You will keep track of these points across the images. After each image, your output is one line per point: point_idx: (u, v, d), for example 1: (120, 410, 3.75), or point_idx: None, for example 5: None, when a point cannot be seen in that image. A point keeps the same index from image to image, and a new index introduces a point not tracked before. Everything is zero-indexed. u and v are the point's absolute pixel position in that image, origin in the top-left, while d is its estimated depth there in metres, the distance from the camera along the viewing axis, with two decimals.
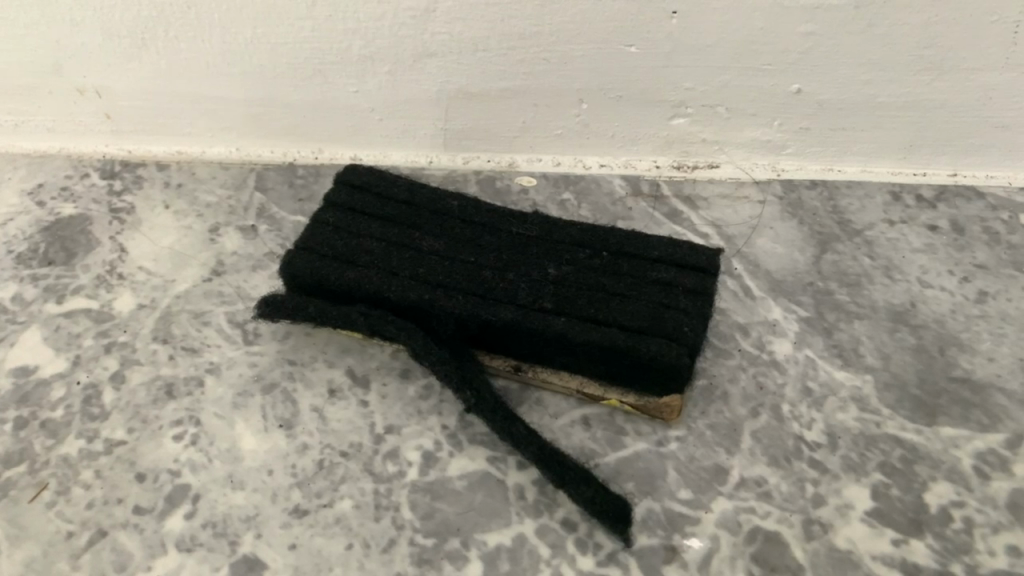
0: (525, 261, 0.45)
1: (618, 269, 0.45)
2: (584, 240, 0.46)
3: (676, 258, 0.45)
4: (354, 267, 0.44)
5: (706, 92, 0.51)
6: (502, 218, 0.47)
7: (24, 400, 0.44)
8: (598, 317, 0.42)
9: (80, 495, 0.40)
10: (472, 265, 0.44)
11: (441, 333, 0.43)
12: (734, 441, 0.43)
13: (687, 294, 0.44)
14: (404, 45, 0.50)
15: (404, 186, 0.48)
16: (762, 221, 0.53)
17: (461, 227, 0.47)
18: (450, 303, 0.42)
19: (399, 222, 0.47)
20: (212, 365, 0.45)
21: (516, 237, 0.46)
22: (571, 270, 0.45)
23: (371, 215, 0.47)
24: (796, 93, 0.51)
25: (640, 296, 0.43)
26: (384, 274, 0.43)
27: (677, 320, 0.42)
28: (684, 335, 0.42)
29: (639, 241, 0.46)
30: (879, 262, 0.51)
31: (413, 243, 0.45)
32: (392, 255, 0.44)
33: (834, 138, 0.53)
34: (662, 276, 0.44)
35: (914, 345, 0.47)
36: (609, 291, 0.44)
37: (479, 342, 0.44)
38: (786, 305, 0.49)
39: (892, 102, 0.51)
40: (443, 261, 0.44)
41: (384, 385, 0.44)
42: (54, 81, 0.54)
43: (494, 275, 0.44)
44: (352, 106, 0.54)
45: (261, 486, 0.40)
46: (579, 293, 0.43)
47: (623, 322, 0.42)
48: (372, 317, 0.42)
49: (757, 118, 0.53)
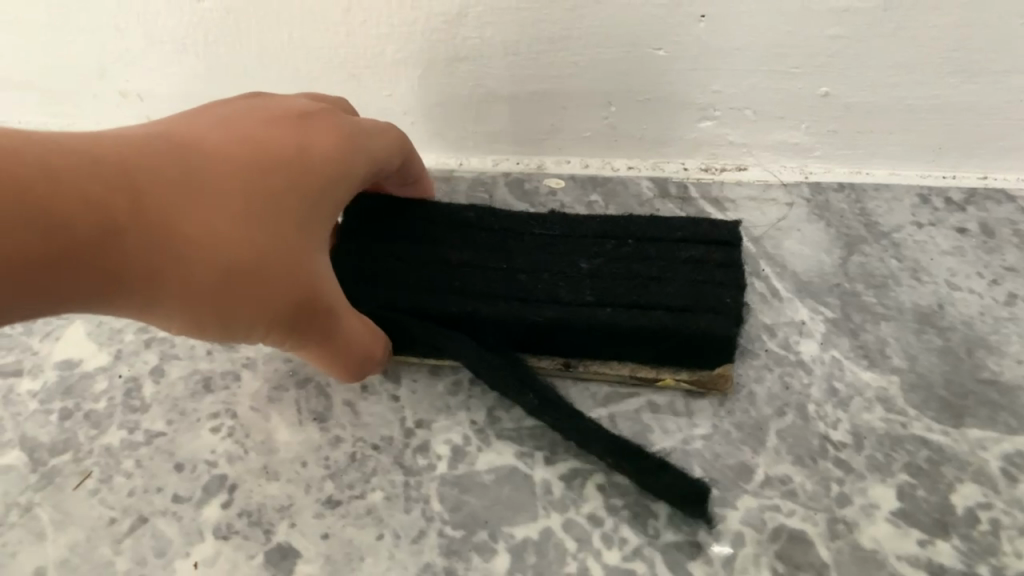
0: (555, 260, 0.46)
1: (647, 254, 0.46)
2: (608, 231, 0.47)
3: (699, 236, 0.46)
4: (386, 290, 0.44)
5: (733, 95, 0.52)
6: (523, 223, 0.48)
7: (69, 391, 0.45)
8: (642, 302, 0.43)
9: (121, 483, 0.41)
10: (506, 271, 0.45)
11: (489, 339, 0.44)
12: (759, 440, 0.43)
13: (720, 269, 0.45)
14: (438, 50, 0.51)
15: (421, 207, 0.48)
16: (790, 223, 0.53)
17: (484, 237, 0.47)
18: (492, 311, 0.43)
19: (421, 240, 0.47)
20: (248, 360, 0.46)
21: (541, 239, 0.47)
22: (603, 262, 0.45)
23: (391, 237, 0.47)
24: (824, 95, 0.51)
25: (676, 276, 0.44)
26: (422, 291, 0.44)
27: (718, 294, 0.43)
28: (728, 306, 0.43)
29: (660, 224, 0.47)
30: (907, 264, 0.51)
31: (441, 258, 0.46)
32: (424, 272, 0.45)
33: (861, 141, 0.54)
34: (690, 255, 0.45)
35: (941, 347, 0.47)
36: (644, 275, 0.45)
37: (527, 344, 0.44)
38: (813, 306, 0.49)
39: (919, 105, 0.51)
40: (476, 273, 0.45)
41: (415, 381, 0.45)
42: (99, 85, 0.56)
43: (531, 279, 0.45)
44: (385, 110, 0.55)
45: (295, 477, 0.41)
46: (617, 282, 0.44)
47: (667, 303, 0.43)
48: (423, 332, 0.43)
49: (784, 121, 0.53)
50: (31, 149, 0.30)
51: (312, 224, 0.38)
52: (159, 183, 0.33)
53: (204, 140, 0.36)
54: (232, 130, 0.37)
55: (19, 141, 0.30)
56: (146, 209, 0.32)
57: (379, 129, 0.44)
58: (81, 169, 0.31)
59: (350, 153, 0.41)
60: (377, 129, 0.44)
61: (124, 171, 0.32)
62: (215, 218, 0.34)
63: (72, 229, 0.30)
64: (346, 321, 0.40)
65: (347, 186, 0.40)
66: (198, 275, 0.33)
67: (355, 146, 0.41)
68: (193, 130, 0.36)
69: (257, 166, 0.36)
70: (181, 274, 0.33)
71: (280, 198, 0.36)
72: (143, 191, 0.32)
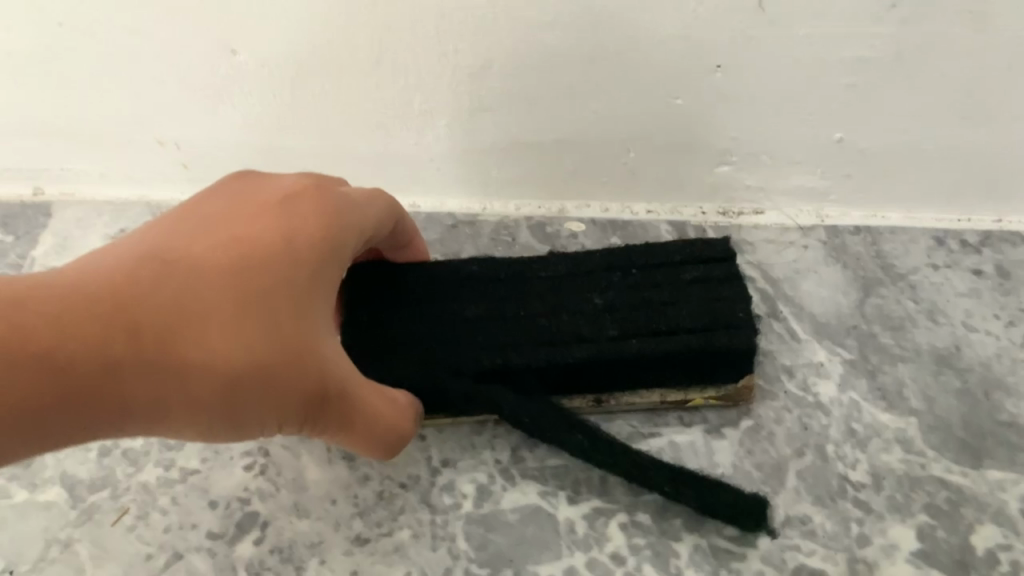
0: (568, 298, 0.46)
1: (655, 280, 0.47)
2: (610, 263, 0.48)
3: (699, 256, 0.47)
4: (411, 353, 0.44)
5: (751, 140, 0.53)
6: (525, 267, 0.48)
7: None
8: (664, 328, 0.44)
9: (158, 519, 0.43)
10: (525, 320, 0.45)
11: (526, 388, 0.44)
12: (779, 480, 0.44)
13: (726, 283, 0.46)
14: (463, 100, 0.53)
15: (417, 272, 0.48)
16: (807, 265, 0.55)
17: (491, 287, 0.47)
18: (526, 362, 0.43)
19: (431, 301, 0.47)
20: None
21: (547, 282, 0.47)
22: (615, 294, 0.46)
23: (395, 300, 0.46)
24: (839, 141, 0.52)
25: (688, 297, 0.46)
26: (448, 350, 0.44)
27: (731, 308, 0.45)
28: (744, 318, 0.44)
29: (659, 248, 0.48)
30: (923, 305, 0.52)
31: (456, 316, 0.46)
32: (445, 333, 0.45)
33: (876, 186, 0.55)
34: (696, 275, 0.47)
35: (959, 388, 0.48)
36: (657, 301, 0.46)
37: (560, 388, 0.45)
38: (830, 348, 0.50)
39: (935, 150, 0.52)
40: (494, 327, 0.45)
41: (441, 420, 0.46)
42: (138, 133, 0.58)
43: (551, 323, 0.45)
44: (412, 157, 0.57)
45: (325, 514, 0.43)
46: (633, 311, 0.45)
47: (686, 326, 0.44)
48: (463, 388, 0.43)
49: (801, 165, 0.54)
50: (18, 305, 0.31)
51: (313, 306, 0.38)
52: (150, 307, 0.33)
53: (194, 245, 0.36)
54: (223, 226, 0.37)
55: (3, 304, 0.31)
56: (138, 336, 0.33)
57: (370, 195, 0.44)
58: (70, 314, 0.32)
59: (344, 226, 0.40)
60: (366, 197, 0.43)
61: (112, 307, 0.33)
62: (211, 329, 0.34)
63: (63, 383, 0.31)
64: (368, 401, 0.39)
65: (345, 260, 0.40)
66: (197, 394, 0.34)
67: (349, 219, 0.41)
68: (184, 235, 0.36)
69: (250, 262, 0.36)
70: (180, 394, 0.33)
71: (277, 290, 0.36)
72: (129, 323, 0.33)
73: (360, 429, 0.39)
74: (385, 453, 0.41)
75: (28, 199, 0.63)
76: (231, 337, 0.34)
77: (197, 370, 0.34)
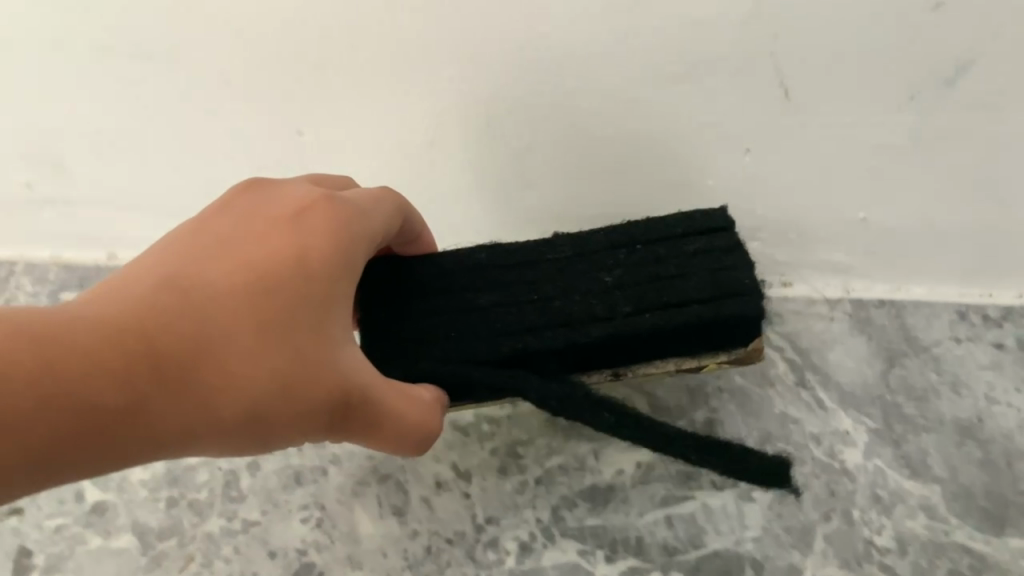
0: (578, 279, 0.48)
1: (659, 255, 0.49)
2: (615, 241, 0.50)
3: (699, 228, 0.50)
4: (437, 340, 0.47)
5: (779, 219, 0.56)
6: (534, 251, 0.49)
7: (173, 481, 0.50)
8: (673, 301, 0.47)
9: (222, 568, 0.47)
10: (539, 303, 0.48)
11: (549, 367, 0.47)
12: (806, 543, 0.47)
13: (728, 253, 0.49)
14: (508, 181, 0.57)
15: (426, 264, 0.49)
16: (833, 337, 0.57)
17: (502, 271, 0.49)
18: (546, 343, 0.46)
19: (447, 290, 0.49)
20: (334, 455, 0.50)
21: (554, 264, 0.49)
22: (623, 271, 0.48)
23: (412, 296, 0.48)
24: (863, 219, 0.56)
25: (694, 270, 0.48)
26: (471, 338, 0.47)
27: (736, 277, 0.47)
28: (748, 286, 0.47)
29: (660, 225, 0.50)
30: (946, 377, 0.54)
31: (473, 303, 0.48)
32: (466, 321, 0.47)
33: (900, 262, 0.57)
34: (698, 247, 0.49)
35: (981, 458, 0.50)
36: (663, 275, 0.48)
37: (580, 365, 0.48)
38: (855, 417, 0.52)
39: (956, 229, 0.55)
40: (510, 311, 0.47)
41: (484, 479, 0.49)
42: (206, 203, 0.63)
43: (565, 304, 0.47)
44: (458, 230, 0.61)
45: (378, 566, 0.46)
46: (643, 287, 0.48)
47: (696, 297, 0.47)
48: (490, 377, 0.45)
49: (827, 242, 0.57)
50: (51, 338, 0.33)
51: (330, 313, 0.40)
52: (175, 333, 0.36)
53: (210, 272, 0.39)
54: (236, 250, 0.40)
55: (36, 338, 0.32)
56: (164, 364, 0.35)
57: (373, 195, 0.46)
58: (98, 344, 0.34)
59: (356, 233, 0.43)
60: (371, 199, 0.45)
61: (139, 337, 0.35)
62: (234, 350, 0.37)
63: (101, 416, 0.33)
64: (391, 400, 0.42)
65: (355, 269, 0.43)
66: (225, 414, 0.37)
67: (361, 227, 0.43)
68: (200, 265, 0.39)
69: (266, 283, 0.39)
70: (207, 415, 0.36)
71: (292, 303, 0.39)
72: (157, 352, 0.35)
73: (386, 429, 0.42)
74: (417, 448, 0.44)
75: (103, 263, 0.68)
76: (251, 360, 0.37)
77: (223, 392, 0.37)
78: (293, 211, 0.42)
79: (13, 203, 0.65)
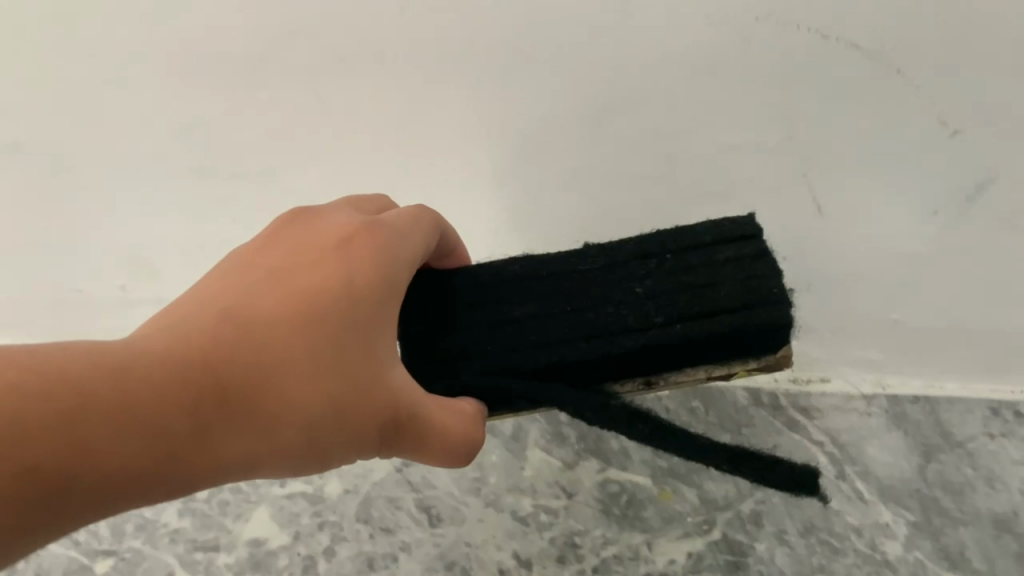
0: (611, 288, 0.48)
1: (689, 263, 0.48)
2: (645, 250, 0.49)
3: (727, 236, 0.49)
4: (471, 353, 0.47)
5: (815, 320, 0.62)
6: (564, 262, 0.50)
7: (256, 566, 0.59)
8: (704, 309, 0.46)
9: None
10: (571, 313, 0.47)
11: (584, 379, 0.47)
12: None
13: (757, 260, 0.48)
14: None
15: (460, 275, 0.50)
16: (870, 431, 0.62)
17: (534, 283, 0.49)
18: (579, 355, 0.46)
19: (480, 304, 0.49)
20: (403, 543, 0.59)
21: (585, 274, 0.49)
22: (655, 281, 0.48)
23: (447, 306, 0.49)
24: (894, 320, 0.61)
25: (724, 278, 0.47)
26: (505, 349, 0.47)
27: (766, 285, 0.46)
28: (778, 294, 0.46)
29: (689, 234, 0.50)
30: (981, 472, 0.59)
31: (505, 315, 0.48)
32: (499, 334, 0.47)
33: (931, 360, 0.62)
34: (728, 255, 0.48)
35: (1017, 551, 0.56)
36: (693, 284, 0.47)
37: (613, 375, 0.47)
38: (895, 510, 0.58)
39: (978, 332, 0.60)
40: (543, 323, 0.47)
41: (545, 567, 0.57)
42: None
43: (597, 314, 0.47)
44: None
45: None
46: (674, 296, 0.47)
47: (726, 307, 0.46)
48: (525, 387, 0.45)
49: (862, 341, 0.62)
50: (115, 371, 0.33)
51: (379, 332, 0.41)
52: (234, 360, 0.36)
53: (263, 299, 0.39)
54: (284, 278, 0.40)
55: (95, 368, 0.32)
56: (224, 394, 0.35)
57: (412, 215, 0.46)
58: (162, 375, 0.34)
59: (398, 255, 0.43)
60: (408, 217, 0.46)
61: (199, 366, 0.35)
62: (292, 374, 0.37)
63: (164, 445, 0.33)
64: (440, 418, 0.42)
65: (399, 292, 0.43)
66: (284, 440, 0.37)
67: (403, 249, 0.44)
68: (253, 290, 0.39)
69: (317, 308, 0.39)
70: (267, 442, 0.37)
71: (344, 324, 0.39)
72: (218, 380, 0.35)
73: (435, 445, 0.42)
74: (466, 461, 0.44)
75: None
76: (307, 386, 0.37)
77: (283, 420, 0.37)
78: (338, 237, 0.43)
79: (109, 305, 0.74)
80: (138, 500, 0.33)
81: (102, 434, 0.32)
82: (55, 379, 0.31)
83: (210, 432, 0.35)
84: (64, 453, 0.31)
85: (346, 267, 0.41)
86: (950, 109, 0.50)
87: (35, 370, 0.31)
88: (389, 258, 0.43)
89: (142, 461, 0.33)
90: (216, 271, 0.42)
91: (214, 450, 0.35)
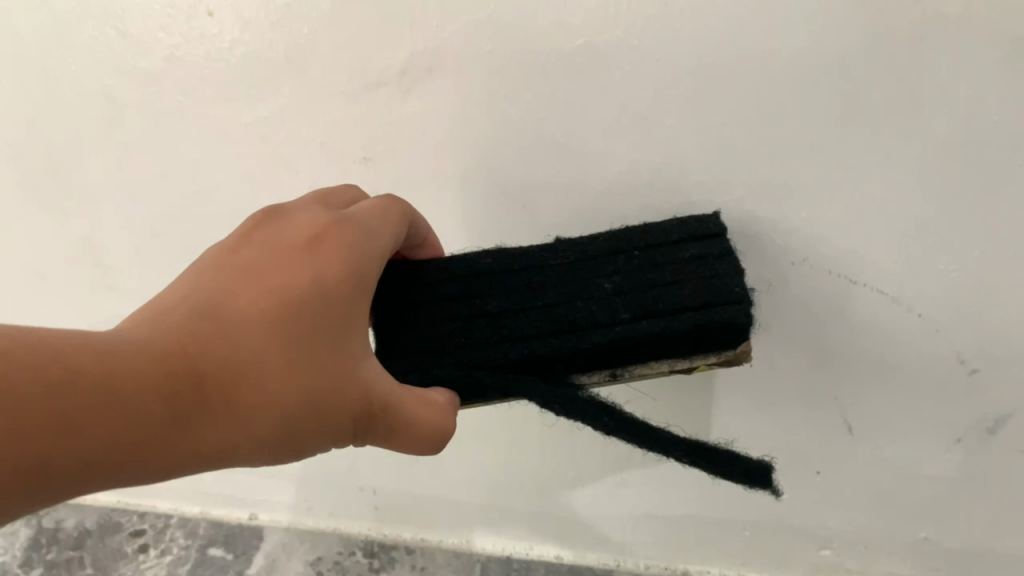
0: (580, 285, 0.54)
1: (656, 261, 0.54)
2: (615, 247, 0.54)
3: (695, 234, 0.53)
4: (457, 346, 0.53)
5: (847, 534, 0.69)
6: (538, 257, 0.55)
7: None
8: (668, 308, 0.51)
9: None
10: (544, 307, 0.53)
11: (555, 372, 0.52)
12: None
13: (721, 259, 0.53)
14: (603, 490, 0.72)
15: (438, 267, 0.56)
16: None
17: (510, 278, 0.55)
18: (549, 348, 0.51)
19: (462, 298, 0.55)
20: None
21: (558, 270, 0.55)
22: (623, 279, 0.53)
23: (430, 300, 0.55)
24: (924, 537, 0.67)
25: (687, 278, 0.52)
26: (484, 342, 0.53)
27: (728, 285, 0.51)
28: (738, 293, 0.51)
29: (658, 229, 0.54)
30: None
31: (484, 309, 0.54)
32: (479, 328, 0.53)
33: None
34: (693, 252, 0.53)
35: None
36: (660, 282, 0.53)
37: (579, 367, 0.53)
38: None
39: (991, 543, 0.65)
40: (518, 315, 0.53)
41: None
42: (348, 481, 0.80)
43: (566, 309, 0.53)
44: (565, 519, 0.76)
45: None
46: (640, 294, 0.52)
47: (690, 304, 0.51)
48: (497, 378, 0.51)
49: (892, 555, 0.69)
50: (109, 358, 0.38)
51: (346, 324, 0.46)
52: (207, 353, 0.41)
53: (237, 300, 0.44)
54: (256, 278, 0.46)
55: (81, 358, 0.37)
56: (204, 385, 0.41)
57: (374, 206, 0.51)
58: (145, 365, 0.39)
59: (365, 253, 0.49)
60: (372, 211, 0.51)
61: (177, 359, 0.40)
62: (261, 364, 0.42)
63: (149, 429, 0.38)
64: (408, 407, 0.48)
65: (365, 288, 0.49)
66: (262, 427, 0.42)
67: (370, 246, 0.49)
68: (229, 291, 0.45)
69: (285, 305, 0.45)
70: (246, 428, 0.42)
71: (309, 317, 0.45)
72: (196, 372, 0.40)
73: (404, 433, 0.48)
74: (431, 449, 0.49)
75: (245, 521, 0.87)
76: (280, 380, 0.43)
77: (257, 408, 0.42)
78: (305, 240, 0.48)
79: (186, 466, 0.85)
80: (126, 478, 0.38)
81: (91, 415, 0.36)
82: (53, 366, 0.36)
83: (186, 418, 0.40)
84: (56, 434, 0.35)
85: (312, 269, 0.46)
86: (970, 350, 0.56)
87: (35, 352, 0.36)
88: (353, 261, 0.48)
89: (130, 445, 0.38)
90: (194, 270, 0.47)
91: (194, 434, 0.40)
